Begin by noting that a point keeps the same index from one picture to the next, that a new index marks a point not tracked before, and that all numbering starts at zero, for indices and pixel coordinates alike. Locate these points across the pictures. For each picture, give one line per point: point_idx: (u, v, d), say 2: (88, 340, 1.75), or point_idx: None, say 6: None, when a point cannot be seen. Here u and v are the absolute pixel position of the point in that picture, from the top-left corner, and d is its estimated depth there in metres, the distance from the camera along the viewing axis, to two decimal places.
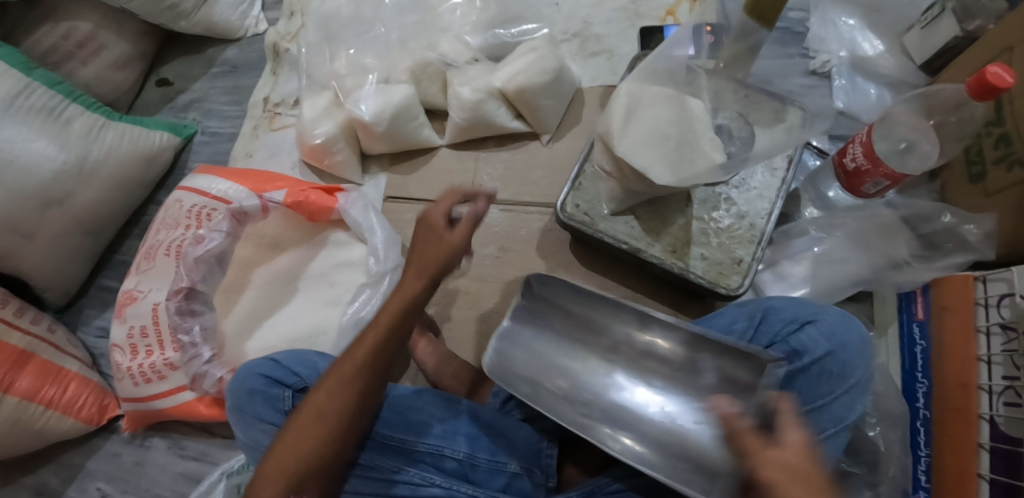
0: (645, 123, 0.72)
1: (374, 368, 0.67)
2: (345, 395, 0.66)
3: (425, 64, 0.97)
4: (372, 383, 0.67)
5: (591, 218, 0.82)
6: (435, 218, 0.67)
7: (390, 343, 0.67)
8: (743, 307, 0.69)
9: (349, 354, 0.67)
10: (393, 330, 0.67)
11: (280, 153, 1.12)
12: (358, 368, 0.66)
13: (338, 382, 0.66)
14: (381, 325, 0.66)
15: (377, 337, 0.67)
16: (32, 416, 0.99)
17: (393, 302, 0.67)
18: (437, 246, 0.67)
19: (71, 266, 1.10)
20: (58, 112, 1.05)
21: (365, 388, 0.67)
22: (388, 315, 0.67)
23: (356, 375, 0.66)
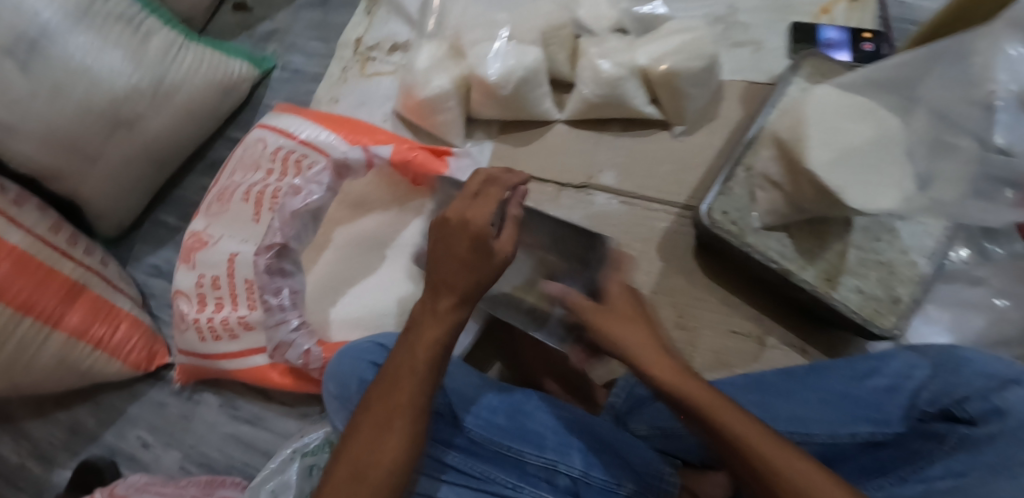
0: (846, 137, 0.63)
1: (414, 413, 0.56)
2: (385, 449, 0.54)
3: (558, 26, 0.87)
4: (414, 432, 0.56)
5: (740, 229, 0.75)
6: (480, 218, 0.58)
7: (428, 383, 0.57)
8: (925, 353, 0.63)
9: (380, 396, 0.56)
10: (431, 364, 0.57)
11: (371, 102, 1.04)
12: (394, 412, 0.55)
13: (370, 431, 0.55)
14: (420, 360, 0.57)
15: (414, 373, 0.56)
16: (80, 356, 0.91)
17: (427, 329, 0.57)
18: (487, 258, 0.58)
19: (132, 195, 1.00)
20: (136, 24, 0.94)
21: (408, 440, 0.55)
22: (426, 345, 0.57)
23: (392, 419, 0.55)
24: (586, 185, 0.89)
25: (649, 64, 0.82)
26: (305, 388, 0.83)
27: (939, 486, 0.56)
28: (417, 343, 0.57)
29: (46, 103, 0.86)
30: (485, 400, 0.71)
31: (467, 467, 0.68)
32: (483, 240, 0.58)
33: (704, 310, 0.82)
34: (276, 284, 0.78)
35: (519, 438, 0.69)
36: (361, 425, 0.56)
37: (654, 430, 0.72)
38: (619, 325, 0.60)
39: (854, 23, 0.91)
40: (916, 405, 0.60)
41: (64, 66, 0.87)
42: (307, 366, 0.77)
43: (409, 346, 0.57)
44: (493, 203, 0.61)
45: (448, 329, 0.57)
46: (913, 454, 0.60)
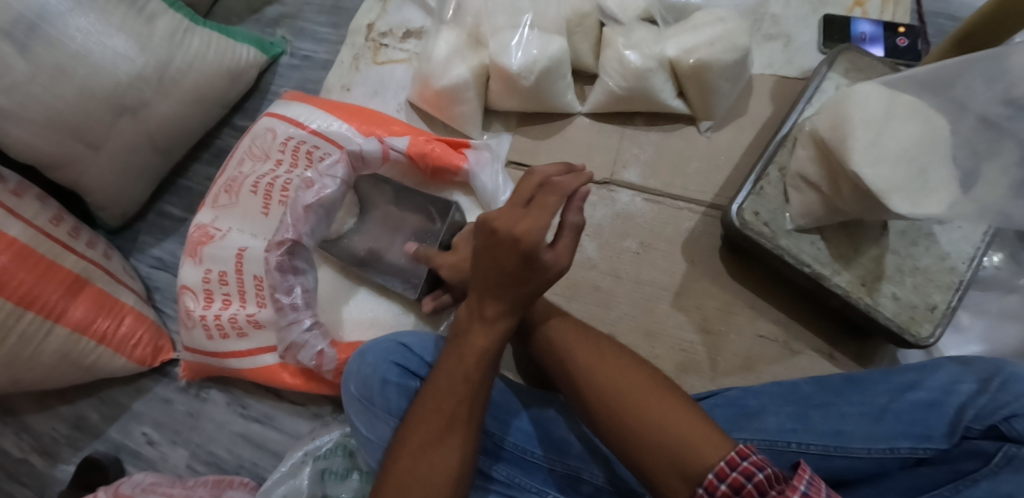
0: (888, 139, 0.60)
1: (471, 423, 0.55)
2: (445, 462, 0.53)
3: (582, 15, 0.84)
4: (471, 442, 0.55)
5: (771, 231, 0.72)
6: (540, 230, 0.51)
7: (483, 392, 0.56)
8: (971, 365, 0.61)
9: (435, 407, 0.55)
10: (484, 374, 0.55)
11: (385, 91, 1.00)
12: (452, 424, 0.54)
13: (425, 442, 0.53)
14: (473, 369, 0.55)
15: (468, 384, 0.55)
16: (83, 351, 0.88)
17: (476, 340, 0.55)
18: (540, 273, 0.53)
19: (136, 184, 0.97)
20: (140, 5, 0.90)
21: (467, 450, 0.54)
22: (476, 355, 0.55)
23: (449, 431, 0.54)
24: (608, 182, 0.86)
25: (679, 56, 0.79)
26: (317, 389, 0.80)
27: None
28: (467, 353, 0.56)
29: (46, 84, 0.83)
30: (512, 405, 0.68)
31: (493, 474, 0.66)
32: (540, 259, 0.52)
33: (730, 314, 0.80)
34: (289, 282, 0.75)
35: (545, 445, 0.66)
36: (415, 439, 0.54)
37: None
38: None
39: (888, 16, 0.88)
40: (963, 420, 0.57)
41: (65, 48, 0.83)
42: (320, 367, 0.74)
43: (457, 357, 0.56)
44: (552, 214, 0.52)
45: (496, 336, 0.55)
46: (960, 472, 0.55)
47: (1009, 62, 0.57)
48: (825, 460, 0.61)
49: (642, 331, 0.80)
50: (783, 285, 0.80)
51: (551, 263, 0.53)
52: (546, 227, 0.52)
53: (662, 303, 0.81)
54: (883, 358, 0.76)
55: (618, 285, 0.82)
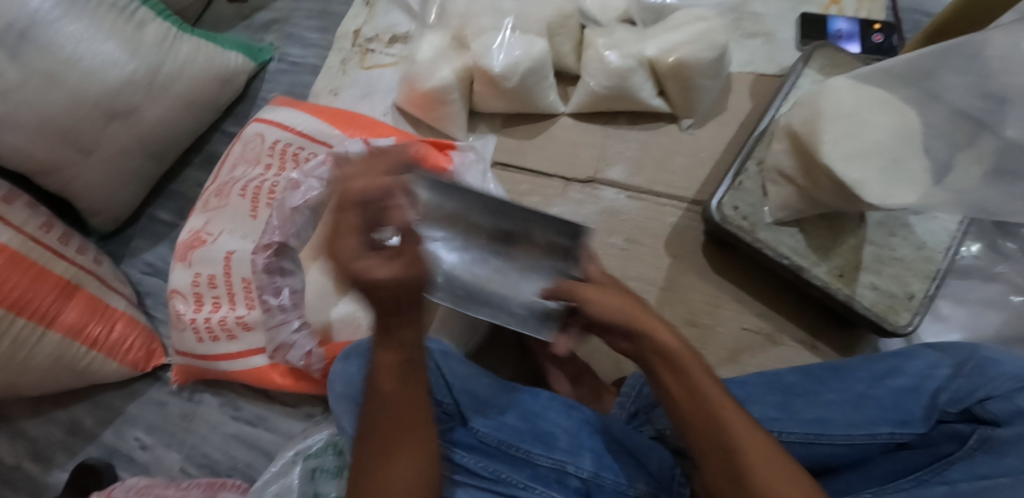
0: (864, 132, 0.61)
1: (413, 433, 0.56)
2: (398, 475, 0.54)
3: (566, 15, 0.85)
4: (418, 451, 0.56)
5: (751, 225, 0.73)
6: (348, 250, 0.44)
7: (411, 399, 0.56)
8: (950, 352, 0.62)
9: (376, 423, 0.56)
10: (404, 386, 0.55)
11: (373, 94, 1.02)
12: (392, 438, 0.55)
13: (373, 462, 0.55)
14: (390, 383, 0.55)
15: (394, 398, 0.55)
16: (75, 355, 0.89)
17: (384, 356, 0.54)
18: (384, 289, 0.46)
19: (127, 189, 0.98)
20: (129, 13, 0.91)
21: (413, 458, 0.55)
22: (390, 372, 0.55)
23: (392, 445, 0.55)
24: (593, 180, 0.87)
25: (660, 54, 0.80)
26: (307, 389, 0.81)
27: (962, 489, 0.53)
28: (381, 370, 0.55)
29: (37, 90, 0.83)
30: (497, 401, 0.69)
31: (477, 471, 0.65)
32: (364, 282, 0.45)
33: (716, 307, 0.81)
34: (276, 283, 0.77)
35: (532, 440, 0.67)
36: (368, 458, 0.55)
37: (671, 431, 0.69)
38: (639, 316, 0.60)
39: (864, 14, 0.90)
40: (937, 405, 0.59)
41: (54, 54, 0.84)
42: (309, 367, 0.75)
43: (377, 374, 0.55)
44: (356, 234, 0.45)
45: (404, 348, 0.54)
46: (937, 456, 0.57)
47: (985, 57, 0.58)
48: (808, 448, 0.61)
49: None
50: (767, 278, 0.81)
51: (372, 282, 0.45)
52: (348, 246, 0.44)
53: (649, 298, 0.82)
54: (865, 347, 0.77)
55: None
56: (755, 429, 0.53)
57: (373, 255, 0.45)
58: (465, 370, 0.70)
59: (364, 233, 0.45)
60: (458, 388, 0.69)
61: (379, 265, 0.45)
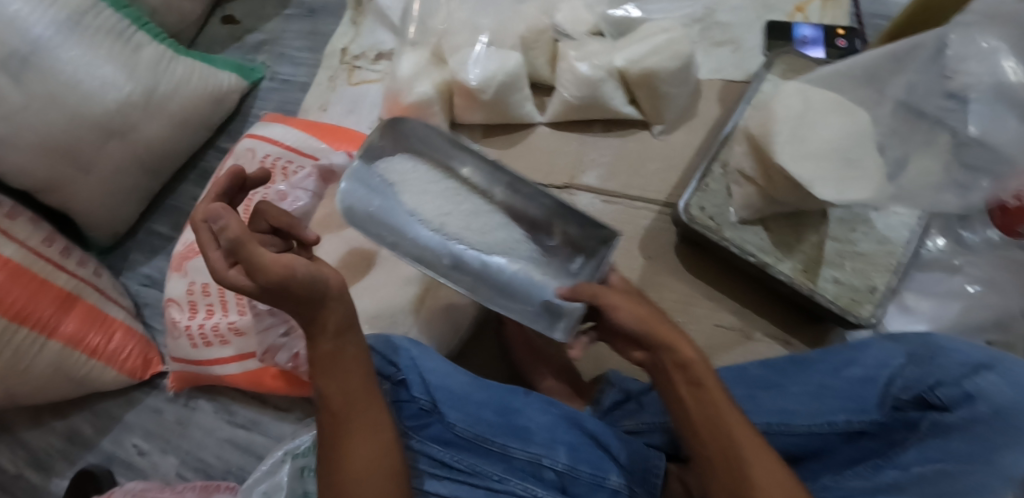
0: (817, 133, 0.64)
1: (358, 418, 0.60)
2: (354, 459, 0.58)
3: (539, 31, 0.88)
4: (366, 434, 0.60)
5: (717, 224, 0.76)
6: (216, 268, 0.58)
7: (349, 388, 0.60)
8: (902, 341, 0.63)
9: (323, 418, 0.60)
10: (336, 377, 0.60)
11: (359, 109, 1.06)
12: (339, 427, 0.60)
13: (331, 447, 0.59)
14: (326, 373, 0.60)
15: (333, 391, 0.60)
16: (74, 364, 0.92)
17: (313, 354, 0.60)
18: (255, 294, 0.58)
19: (125, 204, 1.02)
20: (126, 37, 0.96)
21: (364, 441, 0.59)
22: (319, 369, 0.60)
23: (342, 433, 0.59)
24: (568, 186, 0.90)
25: (627, 65, 0.84)
26: (295, 392, 0.84)
27: (913, 474, 0.56)
28: (317, 361, 0.60)
29: (39, 111, 0.87)
30: (472, 397, 0.71)
31: (457, 465, 0.68)
32: (232, 287, 0.58)
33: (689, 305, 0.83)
34: None
35: (507, 434, 0.69)
36: (326, 450, 0.60)
37: (642, 424, 0.72)
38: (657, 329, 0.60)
39: (829, 20, 0.93)
40: (890, 392, 0.61)
41: (55, 77, 0.88)
42: (297, 369, 0.79)
43: (313, 374, 0.61)
44: (214, 253, 0.58)
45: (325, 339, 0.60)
46: (892, 442, 0.60)
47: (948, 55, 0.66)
48: (773, 439, 0.64)
49: None
50: (739, 274, 0.84)
51: (235, 286, 0.58)
52: (211, 264, 0.58)
53: None
54: (835, 337, 0.79)
55: None
56: (767, 456, 0.54)
57: (230, 268, 0.58)
58: (443, 369, 0.72)
59: (220, 250, 0.59)
60: (432, 386, 0.71)
61: (236, 274, 0.58)
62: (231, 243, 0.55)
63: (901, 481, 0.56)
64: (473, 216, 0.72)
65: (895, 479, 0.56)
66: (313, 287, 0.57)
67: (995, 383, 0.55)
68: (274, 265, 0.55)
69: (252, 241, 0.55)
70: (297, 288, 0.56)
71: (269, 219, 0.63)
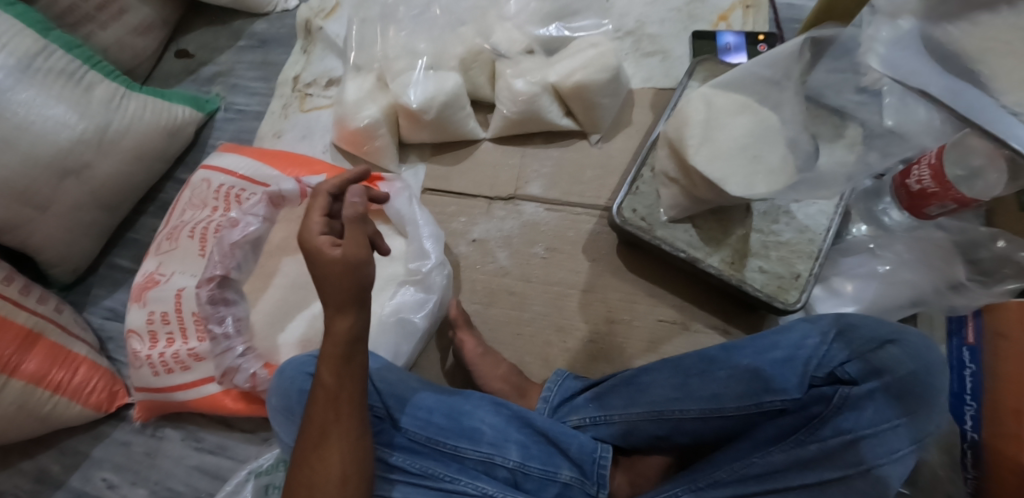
0: (725, 132, 0.70)
1: (345, 423, 0.62)
2: (326, 460, 0.60)
3: (476, 52, 0.93)
4: (348, 440, 0.61)
5: (649, 224, 0.81)
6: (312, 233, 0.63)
7: (347, 391, 0.62)
8: (817, 322, 0.67)
9: (311, 416, 0.62)
10: (340, 378, 0.62)
11: (312, 135, 1.10)
12: (323, 428, 0.61)
13: (312, 445, 0.61)
14: (328, 374, 0.62)
15: (333, 392, 0.62)
16: (39, 401, 0.93)
17: (327, 350, 0.62)
18: (329, 267, 0.61)
19: (85, 240, 1.04)
20: (77, 77, 0.98)
21: (345, 446, 0.61)
22: (329, 367, 0.61)
23: (325, 437, 0.61)
24: (513, 197, 0.95)
25: (559, 80, 0.89)
26: (257, 411, 0.87)
27: (831, 445, 0.60)
28: (326, 360, 0.62)
29: None
30: (423, 403, 0.75)
31: (408, 469, 0.71)
32: (314, 247, 0.62)
33: (632, 303, 0.88)
34: (220, 312, 0.82)
35: (457, 435, 0.73)
36: (305, 452, 0.61)
37: (588, 419, 0.75)
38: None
39: (750, 26, 0.98)
40: (809, 371, 0.65)
41: (8, 120, 0.90)
42: (255, 388, 0.81)
43: (319, 368, 0.62)
44: (316, 218, 0.64)
45: (342, 337, 0.61)
46: (808, 416, 0.63)
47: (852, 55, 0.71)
48: (705, 421, 0.69)
49: (554, 327, 0.88)
50: (676, 270, 0.88)
51: (315, 247, 0.62)
52: (308, 224, 0.64)
53: (571, 300, 0.89)
54: (768, 323, 0.84)
55: (530, 287, 0.90)
56: None
57: (320, 234, 0.63)
58: (395, 378, 0.77)
59: (322, 218, 0.65)
60: (386, 394, 0.75)
61: (324, 240, 0.62)
62: (352, 218, 0.64)
63: (822, 453, 0.60)
64: None
65: (817, 452, 0.60)
66: (362, 292, 0.61)
67: (898, 354, 0.62)
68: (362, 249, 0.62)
69: (361, 227, 0.64)
70: (359, 280, 0.61)
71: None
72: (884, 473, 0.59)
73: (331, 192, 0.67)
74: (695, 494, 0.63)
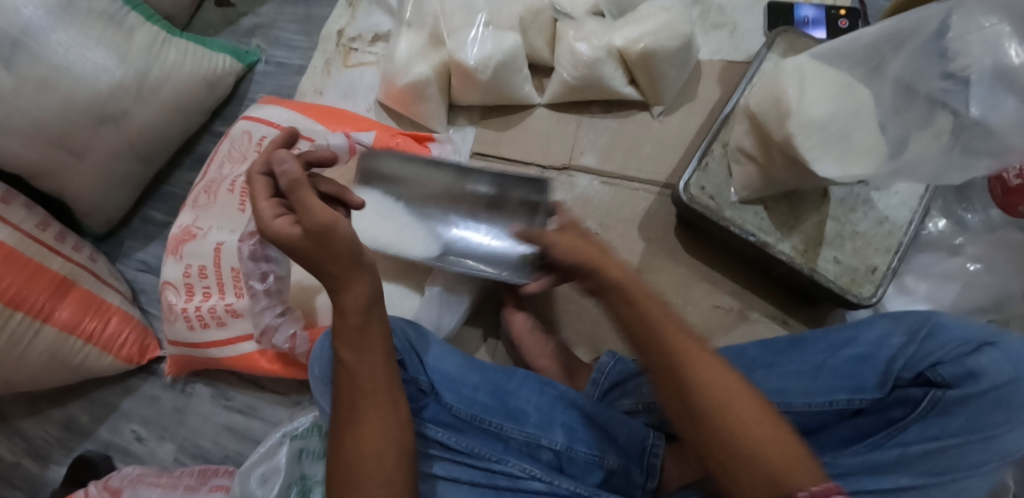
0: (822, 98, 0.64)
1: (372, 398, 0.60)
2: (365, 439, 0.58)
3: (536, 11, 0.88)
4: (378, 415, 0.59)
5: (717, 204, 0.77)
6: (271, 225, 0.59)
7: (371, 366, 0.60)
8: (901, 319, 0.63)
9: (340, 397, 0.60)
10: (359, 352, 0.60)
11: (355, 93, 1.07)
12: (351, 407, 0.60)
13: (346, 425, 0.59)
14: (344, 349, 0.61)
15: (354, 368, 0.60)
16: (71, 351, 0.91)
17: (340, 324, 0.61)
18: (310, 250, 0.58)
19: (119, 190, 1.01)
20: (118, 19, 0.93)
21: (379, 421, 0.59)
22: (345, 342, 0.60)
23: (356, 413, 0.59)
24: (567, 168, 0.90)
25: (626, 45, 0.83)
26: (294, 374, 0.85)
27: (913, 450, 0.56)
28: (341, 335, 0.61)
29: (32, 97, 0.86)
30: (467, 379, 0.72)
31: (450, 447, 0.68)
32: (280, 234, 0.59)
33: (687, 288, 0.84)
34: (262, 269, 0.78)
35: (502, 415, 0.70)
36: (340, 432, 0.60)
37: (640, 404, 0.73)
38: (594, 257, 0.63)
39: (830, 0, 0.91)
40: (892, 371, 0.61)
41: (46, 61, 0.86)
42: (293, 350, 0.79)
43: (337, 347, 0.61)
44: (265, 202, 0.60)
45: (358, 305, 0.60)
46: (890, 419, 0.60)
47: (947, 38, 0.62)
48: None
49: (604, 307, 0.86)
50: (735, 254, 0.84)
51: (277, 234, 0.59)
52: (259, 213, 0.60)
53: None
54: (834, 317, 0.80)
55: None
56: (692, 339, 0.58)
57: (277, 217, 0.60)
58: (440, 350, 0.73)
59: (272, 202, 0.60)
60: (430, 367, 0.72)
61: (285, 225, 0.59)
62: (289, 186, 0.59)
63: (902, 458, 0.56)
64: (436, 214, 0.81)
65: (895, 456, 0.57)
66: (356, 245, 0.59)
67: (995, 360, 0.56)
68: (322, 213, 0.58)
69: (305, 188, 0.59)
70: (338, 243, 0.58)
71: (320, 188, 0.68)
72: (966, 484, 0.55)
73: (262, 170, 0.62)
74: None
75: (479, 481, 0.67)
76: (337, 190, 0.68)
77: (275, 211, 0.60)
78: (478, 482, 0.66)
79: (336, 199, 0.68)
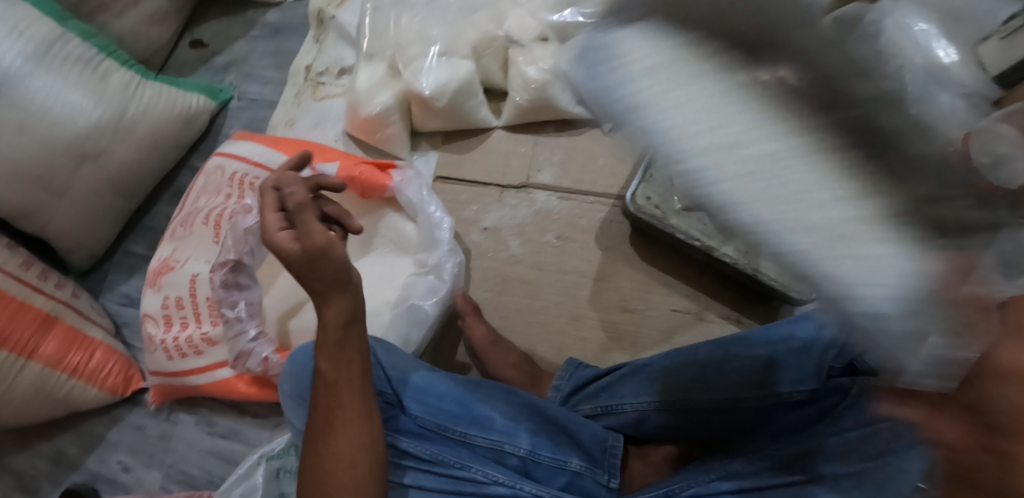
0: None
1: (348, 409, 0.63)
2: (338, 449, 0.61)
3: (489, 39, 0.91)
4: (352, 424, 0.62)
5: (662, 212, 0.81)
6: (274, 235, 0.63)
7: (348, 378, 0.64)
8: None
9: (317, 407, 0.64)
10: (337, 363, 0.64)
11: (325, 123, 1.11)
12: (327, 418, 0.63)
13: (320, 433, 0.63)
14: (326, 360, 0.64)
15: (333, 378, 0.64)
16: (56, 385, 0.94)
17: (323, 338, 0.64)
18: (306, 264, 0.62)
19: (100, 226, 1.05)
20: (94, 64, 0.98)
21: (353, 430, 0.62)
22: (325, 355, 0.64)
23: (331, 422, 0.63)
24: (525, 186, 0.95)
25: None
26: (270, 396, 0.88)
27: (851, 436, 0.59)
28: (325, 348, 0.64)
29: (12, 140, 0.89)
30: (435, 389, 0.75)
31: (417, 457, 0.71)
32: (278, 243, 0.63)
33: (645, 294, 0.88)
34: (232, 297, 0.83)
35: (467, 423, 0.73)
36: (314, 440, 0.63)
37: (599, 408, 0.76)
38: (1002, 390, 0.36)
39: None
40: (825, 361, 0.64)
41: (24, 106, 0.89)
42: (267, 371, 0.82)
43: (318, 359, 0.65)
44: (271, 214, 0.65)
45: (338, 320, 0.63)
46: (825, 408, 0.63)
47: None
48: (718, 412, 0.69)
49: (568, 315, 0.89)
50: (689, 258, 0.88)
51: (279, 245, 0.63)
52: (265, 222, 0.64)
53: (584, 289, 0.90)
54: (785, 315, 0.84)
55: (543, 276, 0.91)
56: None
57: (282, 230, 0.64)
58: (405, 364, 0.78)
59: (277, 213, 0.65)
60: (395, 380, 0.76)
61: (287, 236, 0.63)
62: (297, 206, 0.65)
63: (843, 445, 0.59)
64: (716, 110, 0.30)
65: (837, 443, 0.59)
66: (343, 271, 0.63)
67: None
68: (322, 235, 0.63)
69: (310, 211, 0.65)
70: (327, 265, 0.62)
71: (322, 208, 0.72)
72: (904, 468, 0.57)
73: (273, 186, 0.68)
74: (709, 486, 0.63)
75: (446, 488, 0.69)
76: (338, 212, 0.72)
77: (280, 223, 0.64)
78: (446, 488, 0.69)
79: (337, 220, 0.72)
